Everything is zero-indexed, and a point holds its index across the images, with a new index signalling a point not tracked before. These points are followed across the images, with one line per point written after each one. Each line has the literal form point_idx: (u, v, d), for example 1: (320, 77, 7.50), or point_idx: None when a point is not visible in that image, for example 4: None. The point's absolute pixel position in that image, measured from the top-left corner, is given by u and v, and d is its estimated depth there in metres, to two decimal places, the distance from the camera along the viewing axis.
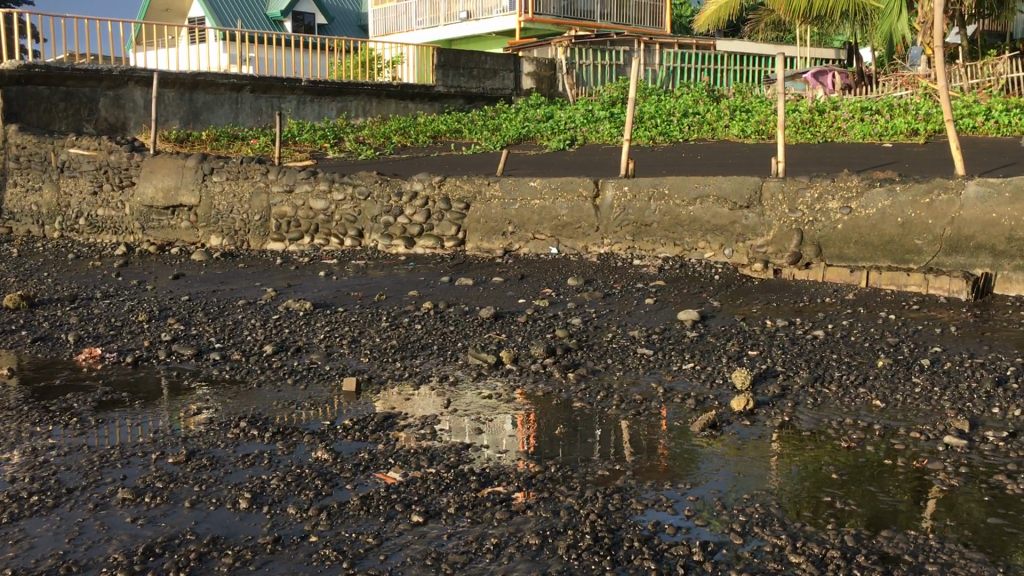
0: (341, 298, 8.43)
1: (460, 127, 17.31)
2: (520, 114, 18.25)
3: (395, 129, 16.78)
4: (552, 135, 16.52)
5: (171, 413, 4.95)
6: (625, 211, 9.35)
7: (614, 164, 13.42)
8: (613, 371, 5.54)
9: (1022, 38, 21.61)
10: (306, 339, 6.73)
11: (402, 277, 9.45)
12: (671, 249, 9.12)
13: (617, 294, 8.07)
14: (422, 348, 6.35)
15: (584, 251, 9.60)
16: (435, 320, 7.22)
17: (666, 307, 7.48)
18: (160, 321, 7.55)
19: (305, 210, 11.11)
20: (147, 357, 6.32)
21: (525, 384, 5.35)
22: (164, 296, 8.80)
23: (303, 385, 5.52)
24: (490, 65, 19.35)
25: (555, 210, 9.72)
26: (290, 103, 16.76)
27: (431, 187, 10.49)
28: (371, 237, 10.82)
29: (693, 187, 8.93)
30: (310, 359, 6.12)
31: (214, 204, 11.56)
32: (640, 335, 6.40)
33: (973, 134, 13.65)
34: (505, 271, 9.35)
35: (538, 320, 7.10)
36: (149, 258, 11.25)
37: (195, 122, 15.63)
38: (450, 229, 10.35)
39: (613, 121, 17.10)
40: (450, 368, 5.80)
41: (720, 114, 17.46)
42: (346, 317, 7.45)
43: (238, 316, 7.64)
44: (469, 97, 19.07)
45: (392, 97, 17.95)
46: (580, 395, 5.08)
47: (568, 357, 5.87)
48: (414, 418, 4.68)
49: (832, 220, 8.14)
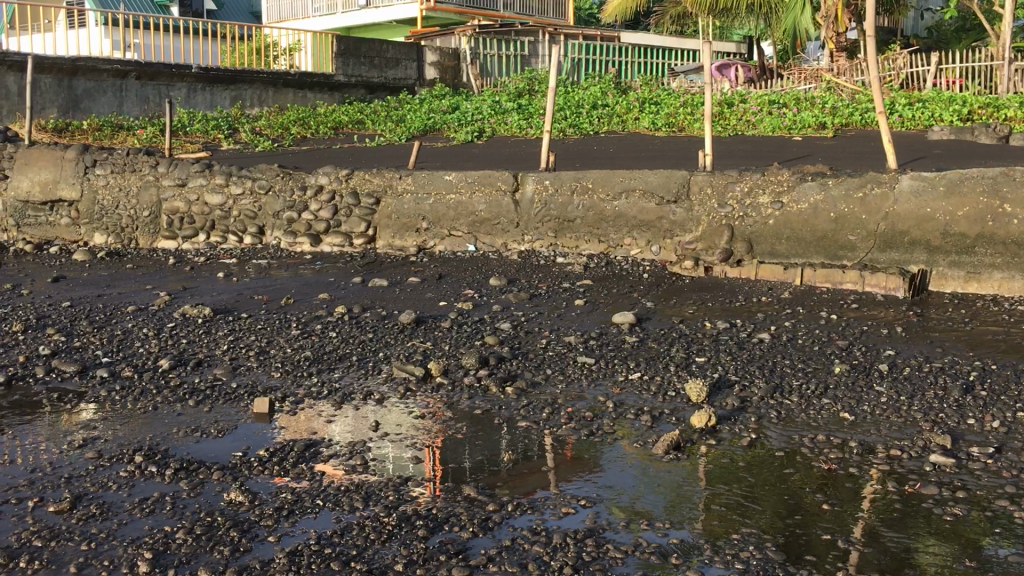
0: (243, 301, 7.74)
1: (364, 118, 16.62)
2: (424, 104, 17.64)
3: (293, 120, 15.93)
4: (459, 126, 15.98)
5: (49, 445, 4.24)
6: (546, 206, 8.92)
7: (528, 157, 12.90)
8: (554, 384, 5.09)
9: (914, 35, 22.09)
10: (208, 351, 6.05)
11: (310, 278, 8.79)
12: (596, 245, 8.73)
13: (543, 294, 7.62)
14: (339, 360, 5.76)
15: (503, 249, 9.14)
16: (351, 326, 6.64)
17: (598, 309, 7.08)
18: (37, 331, 6.73)
19: (200, 205, 10.31)
20: (20, 376, 5.53)
21: (459, 401, 4.84)
22: (42, 302, 7.93)
23: (207, 406, 4.86)
24: (393, 54, 18.67)
25: (472, 205, 9.22)
26: (180, 90, 15.74)
27: (337, 181, 9.85)
28: (274, 234, 10.11)
29: (618, 181, 8.57)
30: (212, 376, 5.45)
31: (98, 199, 10.63)
32: (576, 341, 5.97)
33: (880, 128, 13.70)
34: (421, 270, 8.78)
35: (464, 325, 6.59)
36: (25, 258, 10.26)
37: (76, 111, 14.50)
38: (359, 225, 9.72)
39: (521, 112, 16.66)
40: (374, 382, 5.24)
41: (629, 107, 17.23)
42: (252, 324, 6.78)
43: (128, 325, 6.89)
44: (371, 87, 18.35)
45: (290, 85, 17.05)
46: (523, 412, 4.60)
47: (503, 368, 5.39)
48: (340, 445, 4.12)
49: (763, 215, 7.90)
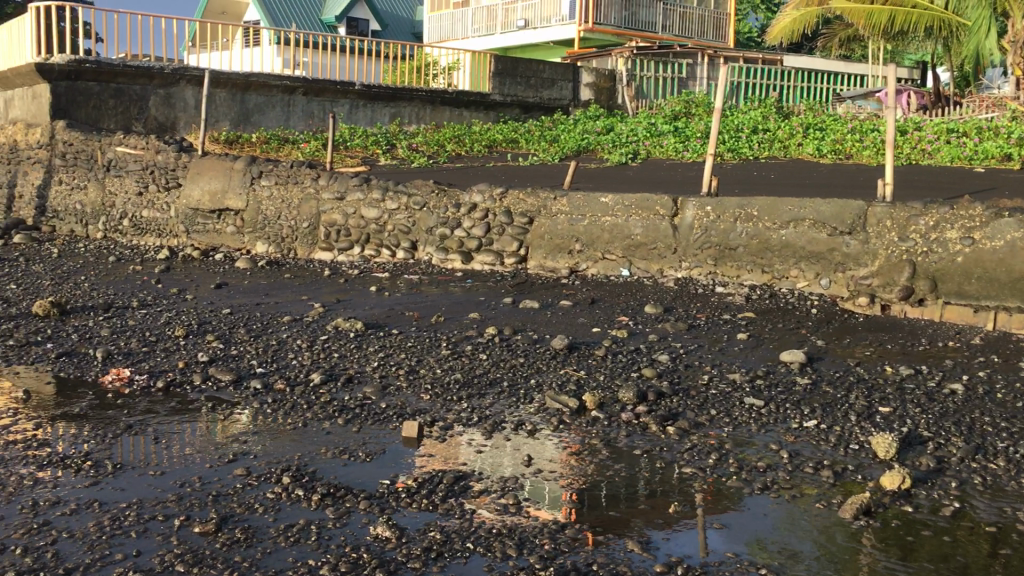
0: (395, 317, 7.67)
1: (518, 137, 16.57)
2: (579, 125, 17.45)
3: (448, 137, 16.05)
4: (614, 148, 15.70)
5: (201, 456, 4.18)
6: (707, 232, 8.49)
7: (692, 182, 12.42)
8: (721, 426, 4.69)
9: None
10: (358, 368, 5.95)
11: (461, 296, 8.68)
12: (759, 276, 8.25)
13: (702, 325, 7.21)
14: (491, 385, 5.53)
15: (659, 275, 8.78)
16: (502, 349, 6.42)
17: (764, 344, 6.61)
18: (197, 337, 6.84)
19: (356, 218, 10.39)
20: (178, 383, 5.57)
21: (617, 438, 4.51)
22: (204, 308, 8.12)
23: (356, 426, 4.72)
24: (549, 74, 18.53)
25: (628, 229, 8.90)
26: (342, 107, 16.09)
27: (491, 200, 9.72)
28: (426, 250, 10.07)
29: (786, 209, 8.07)
30: (362, 394, 5.32)
31: (261, 209, 10.89)
32: (741, 379, 5.55)
33: None
34: (573, 293, 8.52)
35: (620, 355, 6.27)
36: (191, 264, 10.61)
37: (245, 124, 15.03)
38: (511, 244, 9.56)
39: (678, 135, 16.20)
40: (525, 412, 4.98)
41: (792, 132, 16.52)
42: (402, 341, 6.67)
43: (283, 335, 6.91)
44: (526, 107, 18.29)
45: (447, 104, 17.22)
46: (687, 456, 4.23)
47: (662, 405, 5.03)
48: (492, 480, 3.86)
49: (951, 251, 7.23)
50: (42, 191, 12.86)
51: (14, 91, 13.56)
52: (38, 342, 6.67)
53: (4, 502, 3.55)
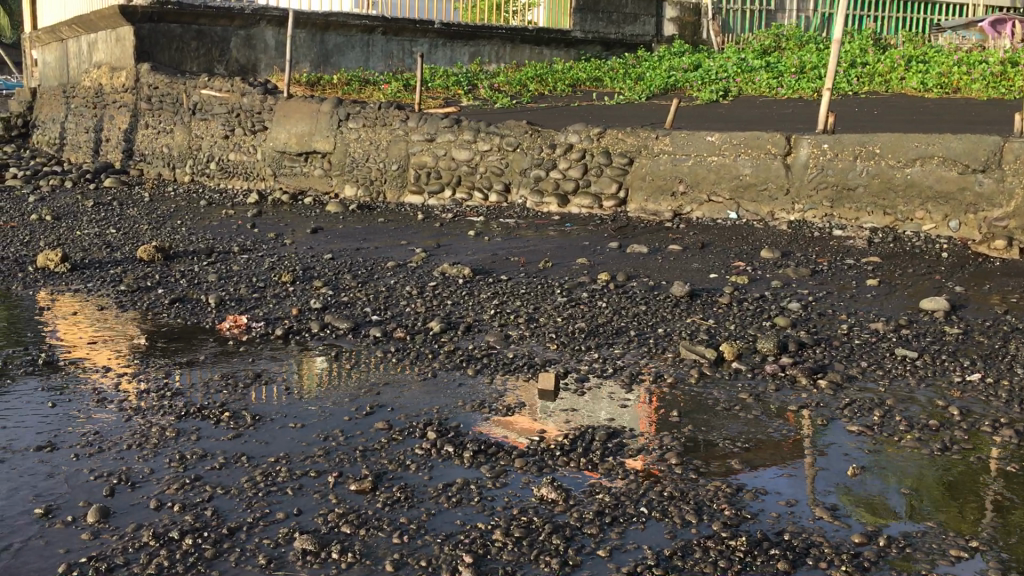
0: (499, 262, 7.46)
1: (601, 75, 16.04)
2: (664, 61, 16.86)
3: (531, 76, 15.63)
4: (703, 85, 15.11)
5: (337, 409, 4.04)
6: (823, 171, 8.09)
7: (804, 120, 11.78)
8: (876, 380, 4.38)
9: None
10: (475, 316, 5.76)
11: (563, 241, 8.40)
12: (880, 218, 7.89)
13: (825, 270, 6.84)
14: (617, 334, 5.29)
15: (769, 217, 8.41)
16: (619, 296, 6.18)
17: (897, 292, 6.24)
18: (304, 282, 6.73)
19: (447, 160, 10.16)
20: (296, 331, 5.45)
21: (766, 392, 4.24)
22: (305, 252, 8.02)
23: (488, 378, 4.53)
24: (632, 10, 17.86)
25: (736, 168, 8.51)
26: (423, 46, 15.75)
27: (589, 140, 9.40)
28: (520, 193, 9.81)
29: (913, 146, 7.66)
30: (485, 343, 5.15)
31: (350, 151, 10.69)
32: (885, 328, 5.22)
33: None
34: (680, 237, 8.18)
35: (746, 302, 5.97)
36: (282, 207, 10.53)
37: (325, 65, 14.92)
38: (610, 186, 9.24)
39: (770, 70, 15.54)
40: (661, 363, 4.73)
41: (893, 65, 15.72)
42: (514, 287, 6.45)
43: (390, 281, 6.77)
44: (608, 44, 17.68)
45: (527, 42, 16.78)
46: (848, 412, 3.94)
47: (805, 356, 4.76)
48: (647, 438, 3.65)
49: None
50: (130, 135, 12.89)
51: (99, 34, 13.53)
52: (148, 287, 6.63)
53: (149, 454, 3.45)
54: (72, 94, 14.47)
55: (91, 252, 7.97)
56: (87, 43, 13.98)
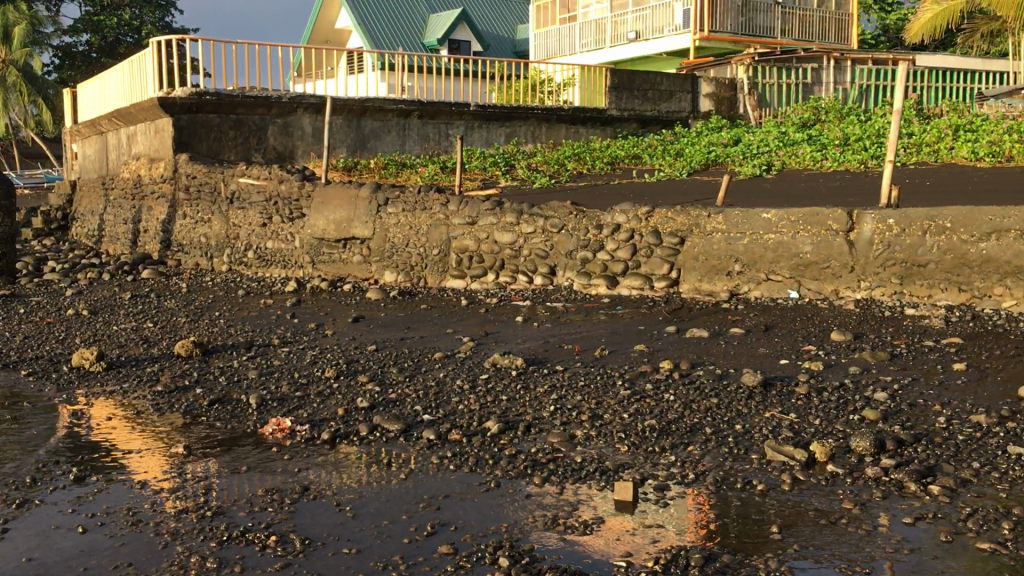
0: (552, 351, 7.07)
1: (640, 152, 15.79)
2: (703, 137, 16.63)
3: (569, 155, 15.43)
4: (745, 160, 14.81)
5: (393, 531, 3.63)
6: (890, 248, 7.68)
7: (855, 192, 11.38)
8: (994, 484, 3.90)
9: None
10: (534, 413, 5.35)
11: (615, 326, 7.98)
12: (955, 295, 7.44)
13: (904, 354, 6.37)
14: (692, 432, 4.85)
15: (833, 296, 7.96)
16: (686, 386, 5.75)
17: (990, 377, 5.76)
18: (348, 378, 6.38)
19: (489, 243, 9.84)
20: (343, 434, 5.07)
21: (873, 502, 3.78)
22: (348, 344, 7.69)
23: (557, 487, 4.12)
24: (667, 87, 17.77)
25: (796, 246, 8.10)
26: (459, 129, 15.66)
27: (636, 220, 9.03)
28: (566, 275, 9.42)
29: (986, 219, 7.27)
30: (549, 446, 4.73)
31: (389, 236, 10.44)
32: (989, 421, 4.74)
33: None
34: (741, 319, 7.74)
35: (825, 392, 5.50)
36: (321, 295, 10.25)
37: (363, 150, 14.77)
38: (661, 266, 8.82)
39: (812, 143, 15.22)
40: (746, 466, 4.29)
41: (940, 135, 15.35)
42: (573, 380, 6.05)
43: (440, 375, 6.40)
44: (644, 121, 17.56)
45: (563, 121, 16.66)
46: (972, 524, 3.46)
47: (906, 456, 4.29)
48: (749, 564, 3.20)
49: None
50: (168, 225, 12.80)
51: (139, 127, 13.59)
52: (186, 387, 6.31)
53: None
54: (112, 186, 14.48)
55: (127, 348, 7.70)
56: (126, 135, 14.03)
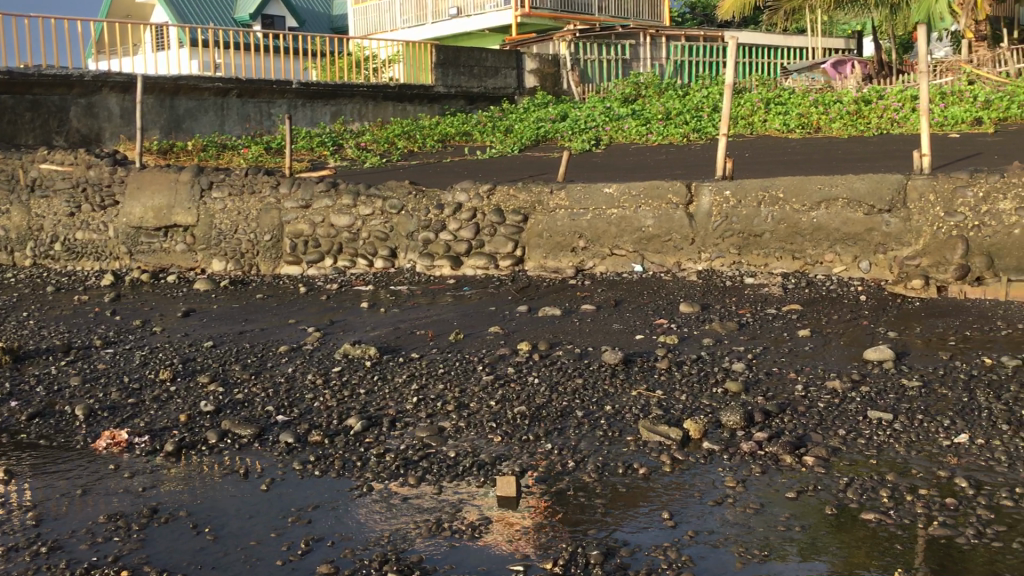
0: (404, 337, 6.81)
1: (469, 129, 15.55)
2: (531, 113, 16.60)
3: (398, 133, 15.01)
4: (574, 135, 14.89)
5: (266, 553, 3.36)
6: (728, 219, 7.73)
7: (684, 165, 11.63)
8: (863, 450, 4.01)
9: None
10: (397, 406, 5.10)
11: (465, 307, 7.79)
12: (789, 263, 7.57)
13: (751, 323, 6.52)
14: (563, 416, 4.75)
15: (676, 268, 7.99)
16: (548, 368, 5.65)
17: (834, 341, 5.98)
18: (187, 379, 5.89)
19: (325, 227, 9.39)
20: (190, 444, 4.65)
21: (755, 477, 3.79)
22: (181, 341, 7.13)
23: (436, 488, 3.91)
24: (492, 62, 17.59)
25: (637, 220, 8.06)
26: (280, 107, 14.95)
27: (478, 198, 8.80)
28: (408, 257, 9.10)
29: (816, 188, 7.40)
30: (419, 442, 4.50)
31: (215, 223, 9.81)
32: (844, 386, 4.88)
33: None
34: (590, 295, 7.71)
35: (685, 365, 5.53)
36: (143, 289, 9.50)
37: (177, 131, 13.83)
38: (505, 245, 8.63)
39: (637, 117, 15.48)
40: (623, 449, 4.21)
41: (754, 108, 15.95)
42: (431, 367, 5.82)
43: (288, 369, 6.02)
44: (471, 97, 17.32)
45: (390, 98, 16.17)
46: (853, 495, 3.54)
47: (775, 427, 4.34)
48: (649, 565, 3.13)
49: (1007, 224, 6.71)
50: None
51: None
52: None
53: None
54: None
55: None
56: None
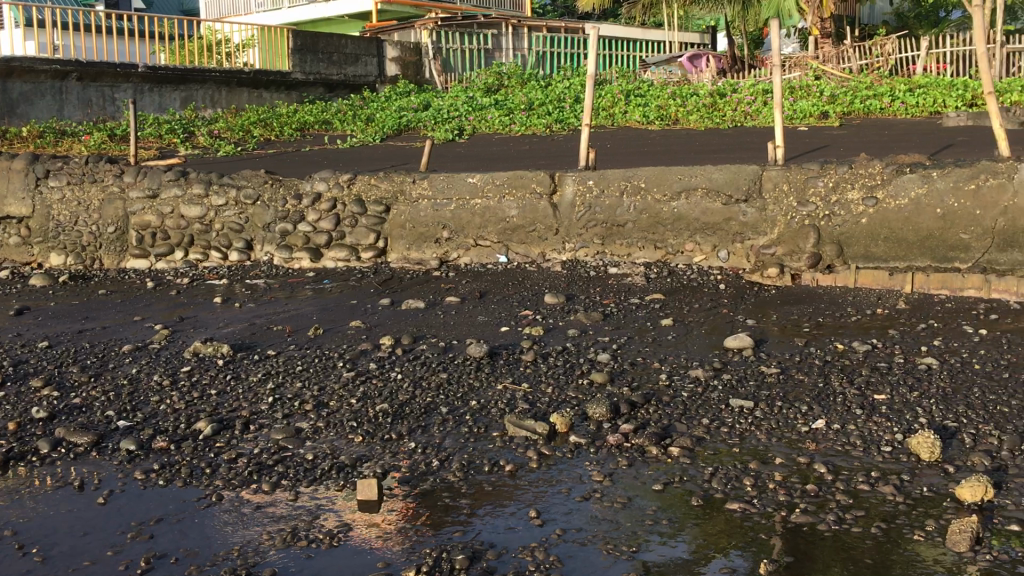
0: (260, 333, 6.49)
1: (329, 117, 15.10)
2: (393, 102, 16.28)
3: (254, 120, 14.42)
4: (437, 125, 14.67)
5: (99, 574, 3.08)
6: (591, 210, 7.72)
7: (547, 155, 11.63)
8: (726, 439, 4.00)
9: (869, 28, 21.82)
10: (251, 407, 4.81)
11: (325, 301, 7.50)
12: (651, 253, 7.61)
13: (615, 313, 6.51)
14: (427, 413, 4.58)
15: (541, 259, 7.93)
16: (412, 363, 5.46)
17: (695, 331, 6.03)
18: (17, 384, 5.40)
19: (174, 218, 8.88)
20: (19, 456, 4.24)
21: (621, 471, 3.73)
22: (13, 342, 6.56)
23: (293, 494, 3.68)
24: (352, 50, 17.15)
25: (502, 211, 7.97)
26: (125, 91, 14.11)
27: (338, 188, 8.50)
28: (264, 249, 8.70)
29: (677, 178, 7.46)
30: (274, 446, 4.24)
31: (53, 214, 9.13)
32: (706, 375, 4.90)
33: (883, 115, 13.08)
34: (454, 287, 7.56)
35: (551, 357, 5.46)
36: None
37: (10, 116, 12.87)
38: (367, 236, 8.37)
39: (500, 107, 15.42)
40: (488, 446, 4.09)
41: (615, 99, 16.17)
42: (288, 365, 5.54)
43: (132, 370, 5.61)
44: (330, 85, 16.80)
45: (244, 84, 15.46)
46: (718, 485, 3.52)
47: (641, 419, 4.31)
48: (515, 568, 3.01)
49: (854, 213, 6.88)
50: None
51: None
52: None
53: None
54: None
55: None
56: None
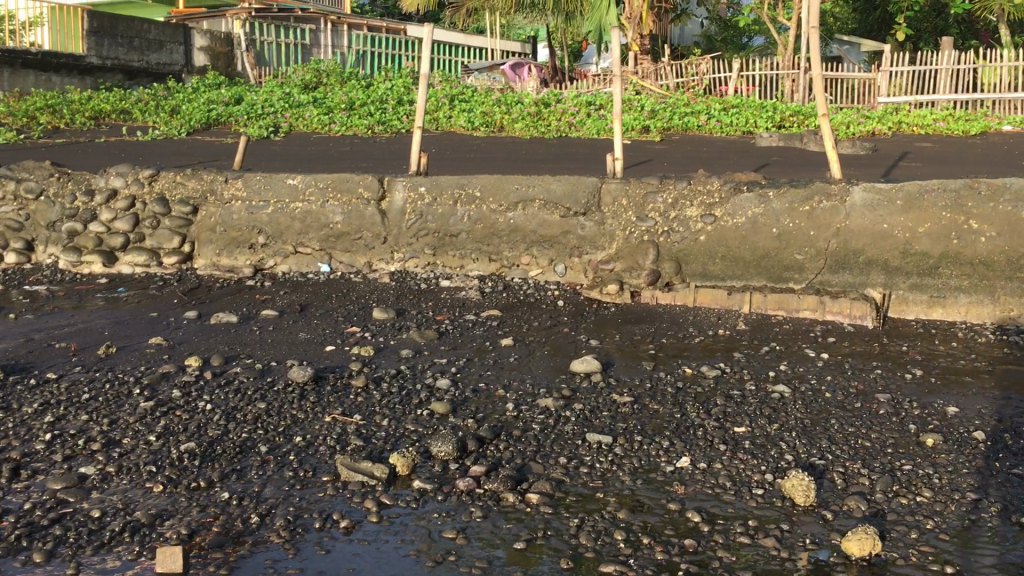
0: (39, 352, 5.54)
1: (129, 106, 13.76)
2: (200, 94, 15.08)
3: (40, 105, 12.85)
4: (249, 121, 13.64)
5: None
6: (422, 218, 7.21)
7: (371, 158, 11.01)
8: (587, 482, 3.61)
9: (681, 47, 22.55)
10: (23, 447, 3.97)
11: (121, 312, 6.59)
12: (485, 265, 7.18)
13: (450, 331, 6.04)
14: (243, 452, 3.92)
15: (367, 269, 7.34)
16: (223, 390, 4.75)
17: (537, 352, 5.64)
18: None
19: None
20: None
21: (477, 524, 3.25)
22: None
23: (76, 568, 2.98)
24: (155, 35, 15.81)
25: (325, 216, 7.31)
26: None
27: (137, 184, 7.58)
28: (48, 251, 7.61)
29: (513, 188, 7.07)
30: (51, 499, 3.47)
31: None
32: (556, 405, 4.50)
33: (700, 132, 13.30)
34: (271, 298, 6.83)
35: (384, 382, 4.90)
36: None
37: None
38: (170, 240, 7.46)
39: (319, 105, 14.62)
40: (319, 494, 3.50)
41: (439, 104, 15.71)
42: (73, 392, 4.70)
43: None
44: (130, 72, 15.42)
45: (29, 66, 13.73)
46: (587, 542, 3.11)
47: (491, 458, 3.85)
48: None
49: (693, 230, 6.71)
50: None
51: None
52: None
53: None
54: None
55: None
56: None
